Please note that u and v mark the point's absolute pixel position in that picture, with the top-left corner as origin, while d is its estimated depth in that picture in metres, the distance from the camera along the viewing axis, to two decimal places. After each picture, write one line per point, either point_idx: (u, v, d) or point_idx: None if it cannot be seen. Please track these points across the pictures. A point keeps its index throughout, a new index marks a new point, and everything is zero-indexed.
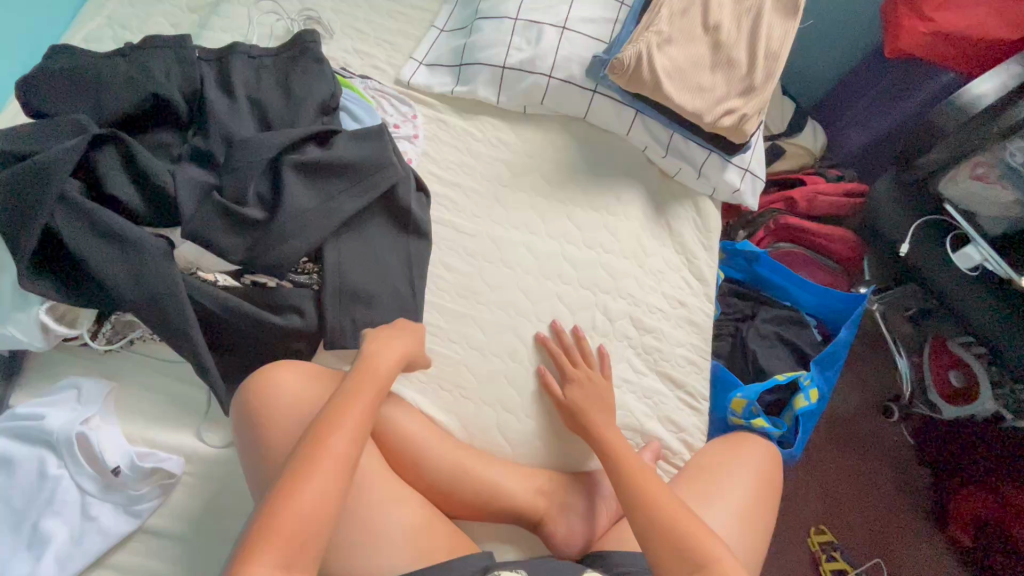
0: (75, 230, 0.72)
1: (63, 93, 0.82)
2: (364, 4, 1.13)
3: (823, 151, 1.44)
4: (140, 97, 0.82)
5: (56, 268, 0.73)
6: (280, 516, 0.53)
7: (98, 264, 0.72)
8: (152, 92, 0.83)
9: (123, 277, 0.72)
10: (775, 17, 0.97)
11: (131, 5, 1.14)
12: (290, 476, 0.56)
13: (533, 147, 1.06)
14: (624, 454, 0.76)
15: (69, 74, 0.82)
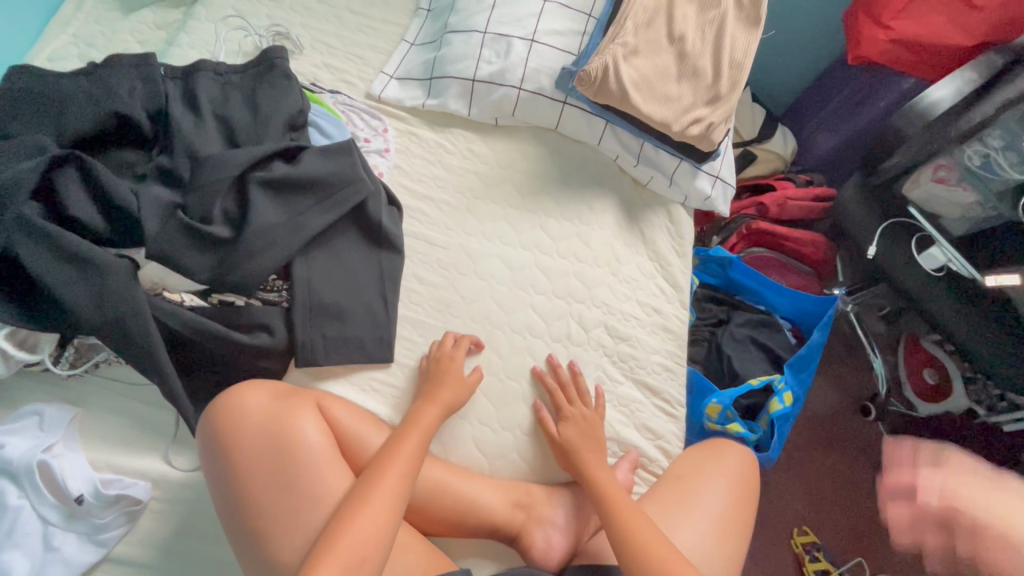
0: (35, 252, 0.70)
1: (24, 115, 0.81)
2: (333, 19, 1.13)
3: (793, 156, 1.47)
4: (103, 117, 0.81)
5: (17, 292, 0.71)
6: (343, 535, 0.62)
7: (60, 287, 0.70)
8: (116, 111, 0.82)
9: (85, 299, 0.71)
10: (740, 27, 0.99)
11: (97, 23, 1.13)
12: (352, 502, 0.64)
13: (505, 159, 1.06)
14: (613, 494, 0.79)
15: (30, 95, 0.81)
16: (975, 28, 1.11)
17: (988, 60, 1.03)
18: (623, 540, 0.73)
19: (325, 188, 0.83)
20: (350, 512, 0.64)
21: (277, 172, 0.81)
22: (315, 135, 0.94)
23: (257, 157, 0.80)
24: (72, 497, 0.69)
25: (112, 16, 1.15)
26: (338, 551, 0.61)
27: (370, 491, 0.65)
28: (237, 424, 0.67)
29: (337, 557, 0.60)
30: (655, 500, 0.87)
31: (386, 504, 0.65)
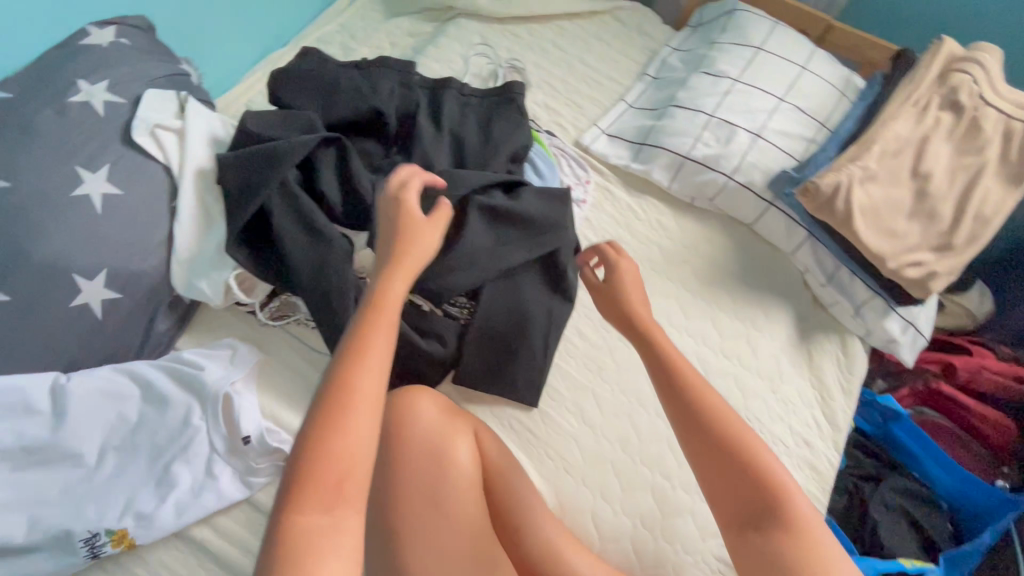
0: (284, 214, 0.79)
1: (303, 90, 0.92)
2: (563, 64, 1.19)
3: (988, 319, 1.31)
4: (363, 108, 0.90)
5: (259, 242, 0.81)
6: (320, 465, 0.49)
7: (293, 249, 0.78)
8: (374, 106, 0.90)
9: (307, 266, 0.78)
10: (996, 181, 0.90)
11: (363, 19, 1.28)
12: (330, 416, 0.51)
13: (691, 239, 1.05)
14: (704, 392, 0.64)
15: (312, 75, 0.92)
16: None
17: None
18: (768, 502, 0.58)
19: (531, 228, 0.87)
20: (315, 437, 0.50)
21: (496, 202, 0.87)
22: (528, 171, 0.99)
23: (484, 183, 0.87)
24: (241, 435, 0.75)
25: (375, 16, 1.29)
26: (318, 476, 0.49)
27: (352, 409, 0.52)
28: (403, 429, 0.73)
29: (321, 479, 0.49)
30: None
31: (365, 420, 0.52)
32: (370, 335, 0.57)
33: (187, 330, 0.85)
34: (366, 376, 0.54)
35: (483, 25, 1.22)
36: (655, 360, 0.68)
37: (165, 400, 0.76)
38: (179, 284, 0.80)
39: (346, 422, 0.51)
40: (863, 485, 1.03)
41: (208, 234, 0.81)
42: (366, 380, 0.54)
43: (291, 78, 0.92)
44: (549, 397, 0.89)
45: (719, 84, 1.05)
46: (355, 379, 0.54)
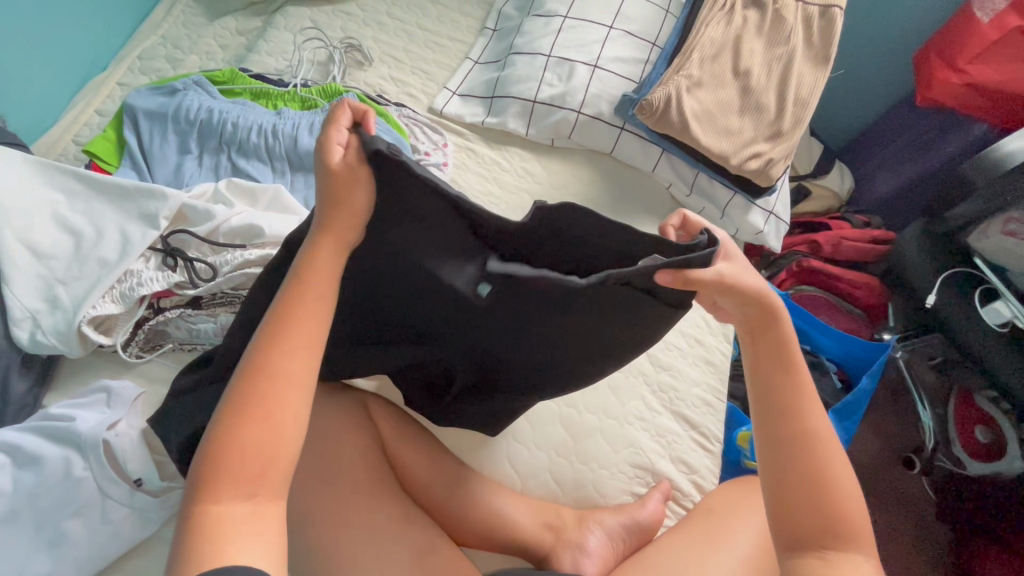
0: (174, 301, 0.81)
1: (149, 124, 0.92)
2: (403, 34, 1.17)
3: (849, 195, 1.42)
4: (213, 140, 0.92)
5: (144, 329, 0.81)
6: (241, 444, 0.46)
7: (203, 335, 0.81)
8: (222, 135, 0.92)
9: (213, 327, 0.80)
10: (808, 64, 0.97)
11: (185, 26, 1.19)
12: (242, 418, 0.46)
13: (559, 180, 1.06)
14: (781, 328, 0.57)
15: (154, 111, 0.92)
16: None
17: None
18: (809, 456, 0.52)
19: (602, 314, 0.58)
20: (218, 454, 0.46)
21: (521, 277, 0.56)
22: None
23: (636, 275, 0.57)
24: (133, 478, 0.74)
25: (197, 19, 1.21)
26: (229, 477, 0.45)
27: (279, 390, 0.48)
28: None
29: (231, 472, 0.45)
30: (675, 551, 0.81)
31: (297, 388, 0.49)
32: (285, 347, 0.49)
33: (53, 386, 0.81)
34: (296, 361, 0.49)
35: (312, 9, 1.18)
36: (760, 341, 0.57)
37: (38, 459, 0.71)
38: (25, 341, 0.75)
39: (251, 424, 0.46)
40: None
41: (49, 285, 0.77)
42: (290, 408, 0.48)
43: (137, 115, 0.92)
44: None
45: (552, 24, 1.07)
46: (275, 389, 0.48)
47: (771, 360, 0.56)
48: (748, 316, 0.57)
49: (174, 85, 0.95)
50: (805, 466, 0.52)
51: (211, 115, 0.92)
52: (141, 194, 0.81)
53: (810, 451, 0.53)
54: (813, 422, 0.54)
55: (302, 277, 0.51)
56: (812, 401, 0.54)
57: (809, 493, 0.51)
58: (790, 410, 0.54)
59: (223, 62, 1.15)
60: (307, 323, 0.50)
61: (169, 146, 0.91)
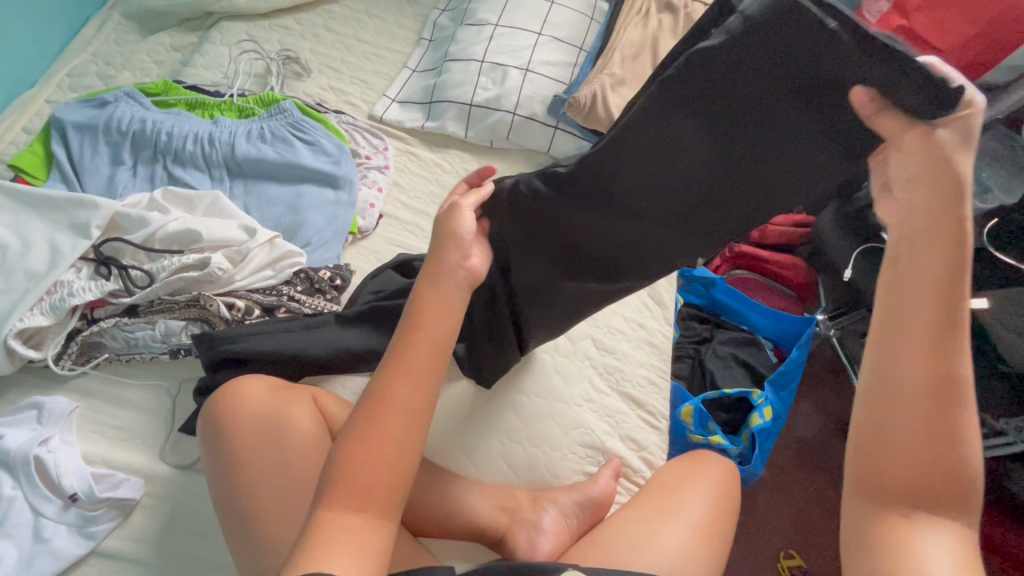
0: (109, 312, 0.80)
1: (80, 137, 0.91)
2: (340, 47, 1.20)
3: None
4: (147, 151, 0.92)
5: (78, 342, 0.79)
6: (348, 471, 0.53)
7: (139, 345, 0.80)
8: (156, 146, 0.92)
9: (148, 336, 0.79)
10: None
11: (117, 43, 1.19)
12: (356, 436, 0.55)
13: (499, 178, 1.09)
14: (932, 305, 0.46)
15: (85, 124, 0.91)
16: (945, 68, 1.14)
17: None
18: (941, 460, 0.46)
19: (780, 154, 0.56)
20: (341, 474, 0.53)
21: (757, 74, 0.52)
22: (310, 150, 0.97)
23: (895, 133, 0.48)
24: (67, 493, 0.70)
25: (130, 37, 1.21)
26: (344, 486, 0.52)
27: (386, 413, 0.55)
28: (233, 411, 0.71)
29: (355, 487, 0.52)
30: (637, 508, 0.86)
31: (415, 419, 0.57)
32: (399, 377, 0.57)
33: None
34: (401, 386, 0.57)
35: (248, 24, 1.20)
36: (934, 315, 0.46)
37: None
38: None
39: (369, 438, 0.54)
40: (699, 347, 1.19)
41: None
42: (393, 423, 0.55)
43: (66, 129, 0.91)
44: None
45: (483, 32, 1.12)
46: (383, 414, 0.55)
47: (917, 280, 0.46)
48: (914, 211, 0.47)
49: (104, 97, 0.94)
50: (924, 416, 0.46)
51: (144, 126, 0.92)
52: (72, 205, 0.80)
53: (938, 394, 0.46)
54: (954, 369, 0.45)
55: (417, 307, 0.61)
56: (956, 336, 0.46)
57: (916, 440, 0.46)
58: (929, 354, 0.46)
59: (159, 77, 1.15)
60: (421, 354, 0.59)
61: (101, 158, 0.90)
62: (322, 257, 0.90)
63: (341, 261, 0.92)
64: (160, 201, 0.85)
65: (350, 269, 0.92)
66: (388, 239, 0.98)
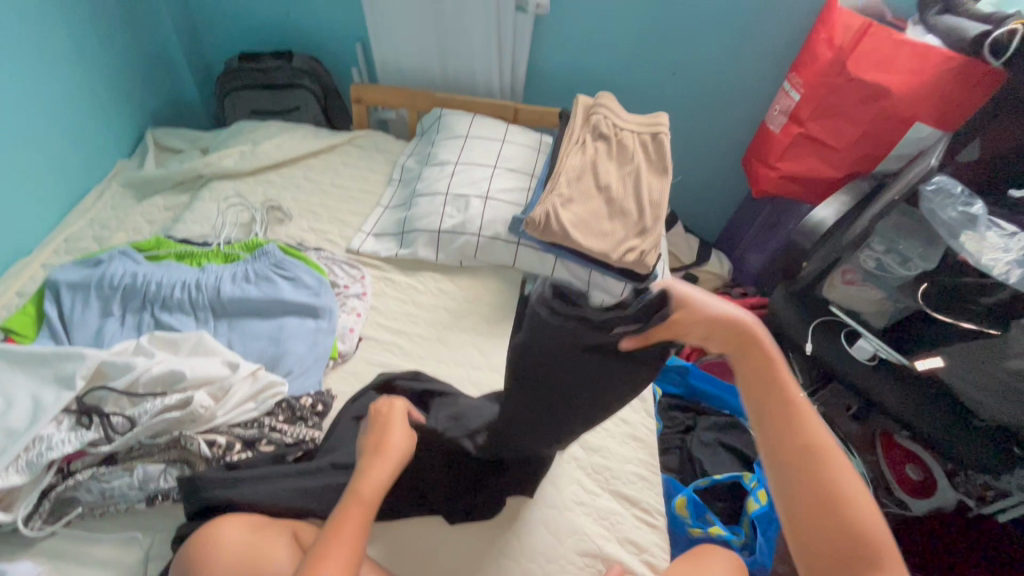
0: (85, 463, 0.79)
1: (72, 295, 0.97)
2: (319, 193, 1.34)
3: (732, 273, 1.69)
4: (136, 300, 0.98)
5: (51, 499, 0.77)
6: None
7: (114, 494, 0.78)
8: (144, 296, 0.98)
9: (126, 483, 0.78)
10: (652, 174, 1.21)
11: (113, 209, 1.31)
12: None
13: (469, 295, 1.16)
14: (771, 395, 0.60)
15: (78, 281, 0.98)
16: (844, 161, 1.33)
17: (856, 186, 1.27)
18: (850, 522, 0.55)
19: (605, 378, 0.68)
20: None
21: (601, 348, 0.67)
22: (291, 286, 1.04)
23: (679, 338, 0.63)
24: None
25: (126, 202, 1.33)
26: None
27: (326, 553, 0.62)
28: (208, 559, 0.66)
29: None
30: None
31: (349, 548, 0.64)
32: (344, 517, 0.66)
33: None
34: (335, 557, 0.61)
35: (235, 182, 1.34)
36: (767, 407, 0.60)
37: None
38: None
39: None
40: (686, 437, 1.20)
41: None
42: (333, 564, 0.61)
43: (60, 289, 0.97)
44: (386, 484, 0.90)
45: (445, 170, 1.28)
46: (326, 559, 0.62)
47: (755, 385, 0.61)
48: (724, 340, 0.63)
49: (99, 257, 1.02)
50: (804, 473, 0.57)
51: (135, 279, 0.99)
52: (58, 358, 0.83)
53: (803, 460, 0.57)
54: (802, 433, 0.58)
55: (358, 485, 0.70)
56: (797, 415, 0.59)
57: (810, 493, 0.56)
58: (778, 419, 0.59)
59: (151, 235, 1.25)
60: (355, 523, 0.67)
61: (90, 312, 0.95)
62: (303, 385, 0.93)
63: (322, 386, 0.95)
64: (146, 346, 0.89)
65: (332, 393, 0.94)
66: (369, 361, 1.02)
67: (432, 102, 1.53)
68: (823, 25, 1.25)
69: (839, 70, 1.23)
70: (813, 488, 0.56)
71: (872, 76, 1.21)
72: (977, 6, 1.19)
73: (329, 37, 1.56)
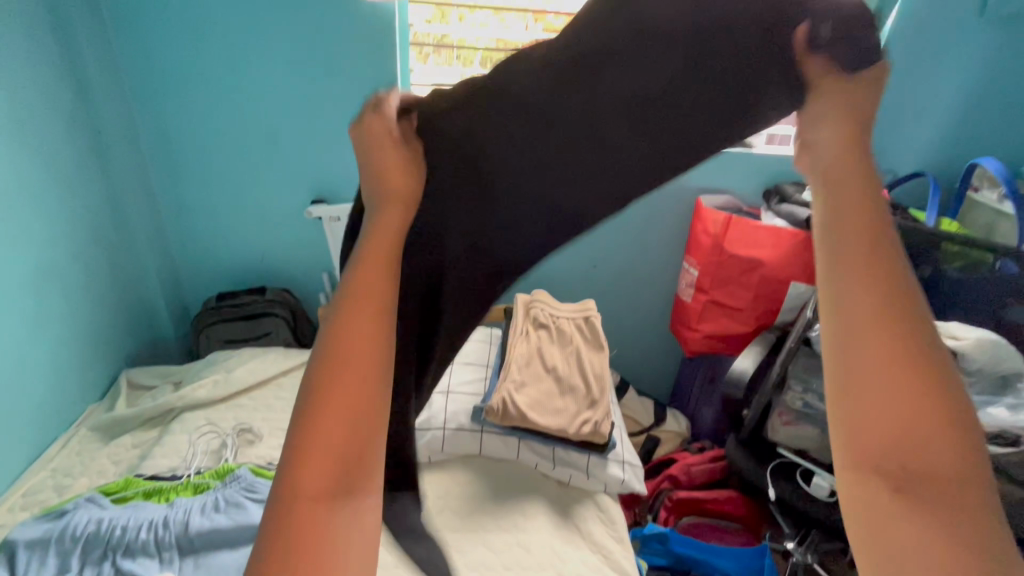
0: None
1: (29, 554, 0.94)
2: (289, 409, 1.42)
3: (689, 429, 1.79)
4: (97, 549, 0.95)
5: None
6: (322, 399, 0.41)
7: None
8: (106, 543, 0.96)
9: None
10: (590, 351, 1.39)
11: (78, 454, 1.33)
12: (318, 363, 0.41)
13: (440, 490, 1.22)
14: (859, 222, 0.44)
15: (37, 537, 0.96)
16: (749, 318, 1.56)
17: (763, 337, 1.48)
18: (934, 407, 0.39)
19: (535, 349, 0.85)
20: (308, 413, 0.40)
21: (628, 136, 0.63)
22: (261, 508, 1.05)
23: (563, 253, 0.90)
24: None
25: (93, 445, 1.35)
26: (331, 392, 0.41)
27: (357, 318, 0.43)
28: None
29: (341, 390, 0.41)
30: None
31: (381, 352, 0.43)
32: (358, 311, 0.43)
33: None
34: (375, 290, 0.43)
35: (206, 409, 1.41)
36: (865, 249, 0.43)
37: None
38: None
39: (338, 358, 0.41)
40: None
41: None
42: (368, 320, 0.43)
43: (15, 550, 0.94)
44: None
45: None
46: (363, 315, 0.43)
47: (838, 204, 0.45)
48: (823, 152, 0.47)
49: (63, 507, 1.02)
50: (888, 384, 0.40)
51: (98, 526, 0.97)
52: None
53: (888, 307, 0.42)
54: (897, 300, 0.42)
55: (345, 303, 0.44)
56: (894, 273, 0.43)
57: (887, 421, 0.40)
58: (872, 310, 0.42)
59: (116, 476, 1.26)
60: (358, 369, 0.42)
61: (45, 571, 0.92)
62: None
63: None
64: None
65: None
66: None
67: None
68: (699, 221, 1.59)
69: (720, 251, 1.53)
70: (897, 354, 0.40)
71: (746, 252, 1.50)
72: (802, 197, 1.55)
73: (300, 271, 1.80)
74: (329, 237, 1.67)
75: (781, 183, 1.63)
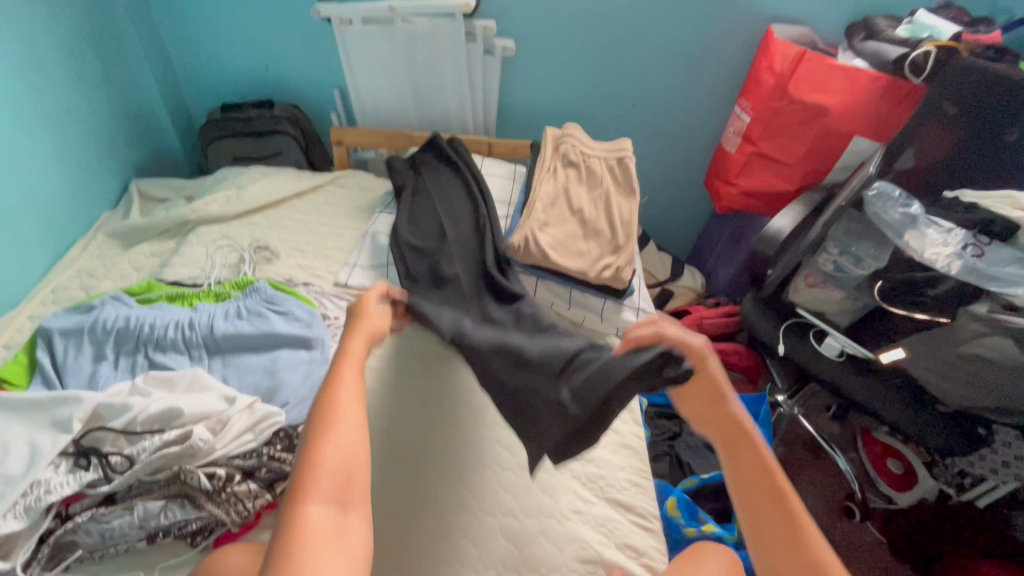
0: (88, 507, 0.80)
1: (68, 341, 0.99)
2: (305, 233, 1.39)
3: (704, 287, 1.79)
4: (131, 343, 1.00)
5: (48, 544, 0.79)
6: (310, 490, 0.60)
7: (116, 533, 0.79)
8: (138, 337, 1.00)
9: (124, 525, 0.79)
10: (621, 196, 1.30)
11: (100, 259, 1.33)
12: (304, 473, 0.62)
13: None
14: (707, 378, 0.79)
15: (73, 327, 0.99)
16: (795, 174, 1.44)
17: (809, 196, 1.37)
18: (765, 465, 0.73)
19: None
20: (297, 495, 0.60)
21: None
22: (283, 319, 1.08)
23: None
24: None
25: (113, 251, 1.36)
26: (311, 500, 0.60)
27: (333, 422, 0.67)
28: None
29: (320, 493, 0.60)
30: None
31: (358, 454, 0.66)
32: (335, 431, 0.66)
33: None
34: (343, 427, 0.67)
35: (221, 225, 1.38)
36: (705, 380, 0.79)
37: None
38: None
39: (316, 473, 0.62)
40: (673, 443, 1.31)
41: None
42: (341, 434, 0.66)
43: (55, 336, 0.99)
44: (388, 512, 0.96)
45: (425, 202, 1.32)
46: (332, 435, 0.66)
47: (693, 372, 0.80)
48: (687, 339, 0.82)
49: (91, 303, 1.04)
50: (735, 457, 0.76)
51: (128, 322, 1.00)
52: (54, 403, 0.85)
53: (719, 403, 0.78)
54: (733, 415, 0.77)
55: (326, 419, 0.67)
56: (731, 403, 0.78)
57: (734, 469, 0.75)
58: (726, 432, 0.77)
59: (139, 281, 1.28)
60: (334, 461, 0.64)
61: (83, 357, 0.97)
62: (300, 414, 0.96)
63: None
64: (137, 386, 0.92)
65: None
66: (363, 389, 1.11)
67: (409, 141, 1.59)
68: (763, 54, 1.34)
69: (780, 93, 1.33)
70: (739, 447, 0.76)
71: (811, 97, 1.31)
72: (895, 32, 1.30)
73: (309, 86, 1.63)
74: (341, 46, 1.47)
75: (872, 14, 1.35)
